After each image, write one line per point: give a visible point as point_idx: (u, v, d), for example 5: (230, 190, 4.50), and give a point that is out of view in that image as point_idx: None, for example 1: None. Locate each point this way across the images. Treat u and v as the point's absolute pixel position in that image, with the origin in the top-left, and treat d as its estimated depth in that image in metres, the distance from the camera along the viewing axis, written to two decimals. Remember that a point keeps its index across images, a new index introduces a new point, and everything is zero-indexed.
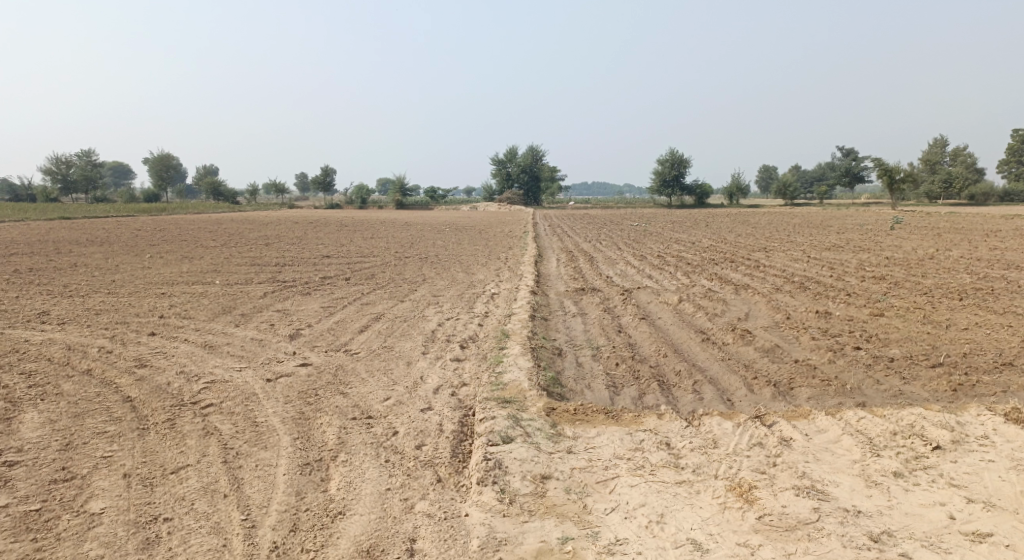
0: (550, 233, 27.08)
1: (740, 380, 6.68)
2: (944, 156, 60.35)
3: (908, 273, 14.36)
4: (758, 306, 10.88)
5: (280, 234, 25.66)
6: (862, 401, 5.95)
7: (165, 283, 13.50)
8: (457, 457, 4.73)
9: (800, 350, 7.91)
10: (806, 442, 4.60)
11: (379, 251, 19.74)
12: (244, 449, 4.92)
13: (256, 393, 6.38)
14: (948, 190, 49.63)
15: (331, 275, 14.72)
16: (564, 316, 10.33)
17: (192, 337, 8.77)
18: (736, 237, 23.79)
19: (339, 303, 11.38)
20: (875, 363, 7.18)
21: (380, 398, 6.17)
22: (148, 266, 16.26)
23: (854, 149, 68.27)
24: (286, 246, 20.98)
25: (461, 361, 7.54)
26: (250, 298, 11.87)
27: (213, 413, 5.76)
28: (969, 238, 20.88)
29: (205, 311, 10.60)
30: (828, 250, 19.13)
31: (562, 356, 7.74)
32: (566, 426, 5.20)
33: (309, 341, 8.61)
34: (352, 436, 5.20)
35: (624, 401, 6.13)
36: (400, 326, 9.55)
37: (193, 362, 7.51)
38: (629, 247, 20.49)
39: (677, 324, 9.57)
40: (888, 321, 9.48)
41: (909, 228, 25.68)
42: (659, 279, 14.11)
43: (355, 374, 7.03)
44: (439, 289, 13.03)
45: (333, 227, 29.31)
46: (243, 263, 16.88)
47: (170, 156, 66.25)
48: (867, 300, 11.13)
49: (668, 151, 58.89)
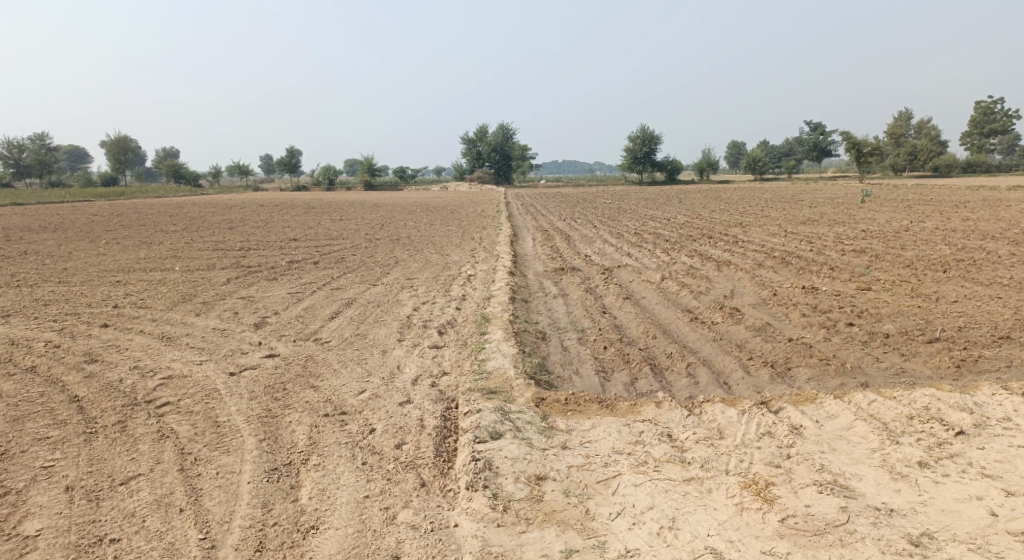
0: (523, 212, 26.55)
1: (735, 362, 6.37)
2: (908, 130, 61.08)
3: (887, 246, 14.23)
4: (742, 282, 10.60)
5: (245, 217, 24.75)
6: (865, 382, 5.69)
7: (121, 271, 12.74)
8: (442, 457, 4.33)
9: (793, 328, 7.63)
10: (818, 431, 4.30)
11: (348, 233, 19.07)
12: (204, 455, 4.42)
13: (218, 389, 5.85)
14: (912, 163, 50.21)
15: (299, 260, 14.08)
16: (545, 297, 9.94)
17: (148, 329, 8.15)
18: (711, 213, 23.57)
19: (308, 289, 10.81)
20: (871, 340, 6.94)
21: (354, 392, 5.70)
22: (104, 252, 15.40)
23: (821, 124, 68.88)
24: (251, 230, 20.17)
25: (440, 348, 7.08)
26: (213, 284, 11.23)
27: (170, 414, 5.23)
28: (939, 210, 20.96)
29: (164, 299, 9.94)
30: (804, 225, 18.97)
31: (547, 340, 7.35)
32: (558, 418, 4.81)
33: (277, 331, 8.07)
34: (325, 436, 4.73)
35: (616, 388, 5.76)
36: (373, 312, 9.04)
37: (149, 357, 6.92)
38: (605, 225, 20.12)
39: (662, 304, 9.23)
40: (876, 295, 9.27)
41: (879, 200, 25.75)
42: (639, 257, 13.78)
43: (326, 365, 6.54)
44: (413, 271, 12.51)
45: (301, 209, 28.45)
46: (205, 248, 16.10)
47: (128, 137, 63.61)
48: (851, 275, 10.94)
49: (638, 128, 58.55)
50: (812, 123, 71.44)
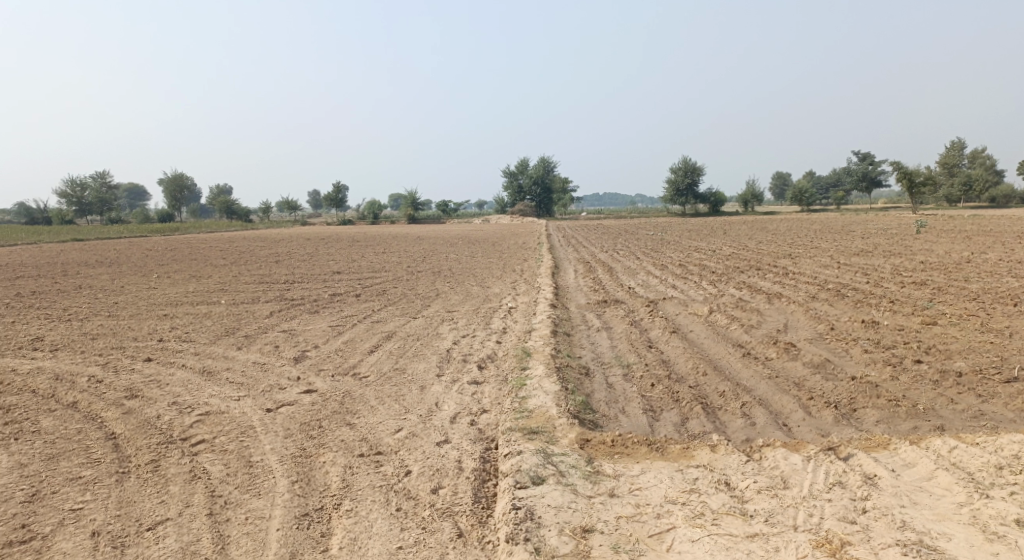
0: (564, 243, 26.36)
1: (795, 402, 5.95)
2: (961, 157, 59.02)
3: (949, 278, 13.49)
4: (796, 316, 10.10)
5: (291, 251, 25.20)
6: (941, 425, 5.21)
7: (169, 304, 12.95)
8: (481, 503, 4.07)
9: (854, 365, 7.14)
10: (895, 481, 3.88)
11: (390, 266, 19.16)
12: (234, 498, 4.26)
13: (254, 426, 5.73)
14: (968, 192, 48.40)
15: (341, 293, 14.11)
16: (588, 331, 9.64)
17: (190, 363, 8.16)
18: (758, 244, 22.95)
19: (349, 322, 10.76)
20: (943, 378, 6.41)
21: (390, 431, 5.49)
22: (154, 287, 15.76)
23: (869, 154, 67.22)
24: (296, 263, 20.46)
25: (479, 384, 6.84)
26: (256, 318, 11.29)
27: (204, 452, 5.11)
28: (1002, 240, 19.90)
29: (207, 333, 10.00)
30: (858, 256, 18.22)
31: (591, 376, 7.04)
32: (604, 462, 4.50)
33: (315, 365, 7.97)
34: (359, 478, 4.52)
35: (666, 430, 5.42)
36: (413, 346, 8.88)
37: (188, 391, 6.88)
38: (648, 257, 19.73)
39: (711, 338, 8.83)
40: (943, 330, 8.68)
41: (936, 231, 24.72)
42: (685, 289, 13.36)
43: (363, 402, 6.36)
44: (453, 304, 12.37)
45: (345, 243, 28.86)
46: (251, 281, 16.34)
47: (183, 175, 66.05)
48: (913, 308, 10.32)
49: (680, 159, 58.08)
50: (860, 153, 69.73)
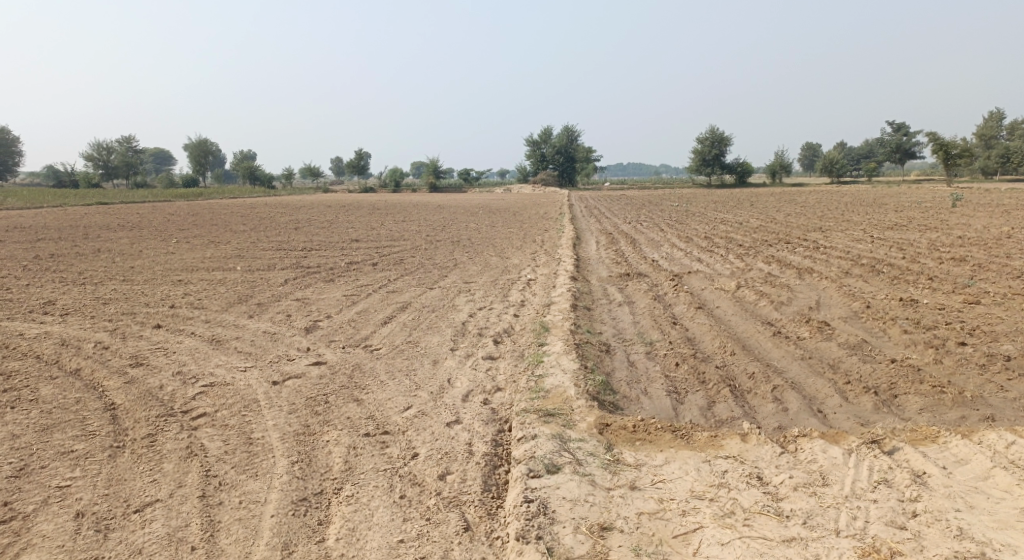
0: (587, 214, 25.86)
1: (830, 387, 5.55)
2: (1001, 129, 56.78)
3: (990, 254, 12.81)
4: (828, 293, 9.60)
5: (312, 218, 25.05)
6: (992, 415, 4.78)
7: (184, 270, 12.81)
8: (491, 493, 3.78)
9: (893, 347, 6.68)
10: (948, 480, 3.49)
11: (409, 235, 18.88)
12: (229, 480, 4.05)
13: (258, 400, 5.50)
14: (1005, 165, 46.64)
15: (357, 261, 13.86)
16: (609, 305, 9.26)
17: (199, 331, 7.96)
18: (786, 217, 22.19)
19: (363, 291, 10.50)
20: (991, 361, 5.94)
21: (399, 409, 5.22)
22: (172, 251, 15.65)
23: (903, 125, 65.13)
24: (315, 230, 20.27)
25: (495, 360, 6.54)
26: (270, 285, 11.10)
27: (204, 428, 4.91)
28: None
29: (219, 300, 9.80)
30: (891, 230, 17.52)
31: (612, 354, 6.70)
32: (624, 451, 4.17)
33: (326, 336, 7.72)
34: (363, 460, 4.27)
35: (691, 414, 5.07)
36: (427, 317, 8.60)
37: (195, 361, 6.68)
38: (673, 229, 19.20)
39: (738, 315, 8.41)
40: (987, 310, 8.14)
41: (972, 205, 23.79)
42: (710, 262, 12.89)
43: (373, 376, 6.11)
44: (471, 275, 12.05)
45: (365, 211, 28.61)
46: (269, 248, 16.17)
47: (208, 140, 66.04)
48: (954, 286, 9.76)
49: (707, 129, 56.75)
50: (893, 124, 67.51)
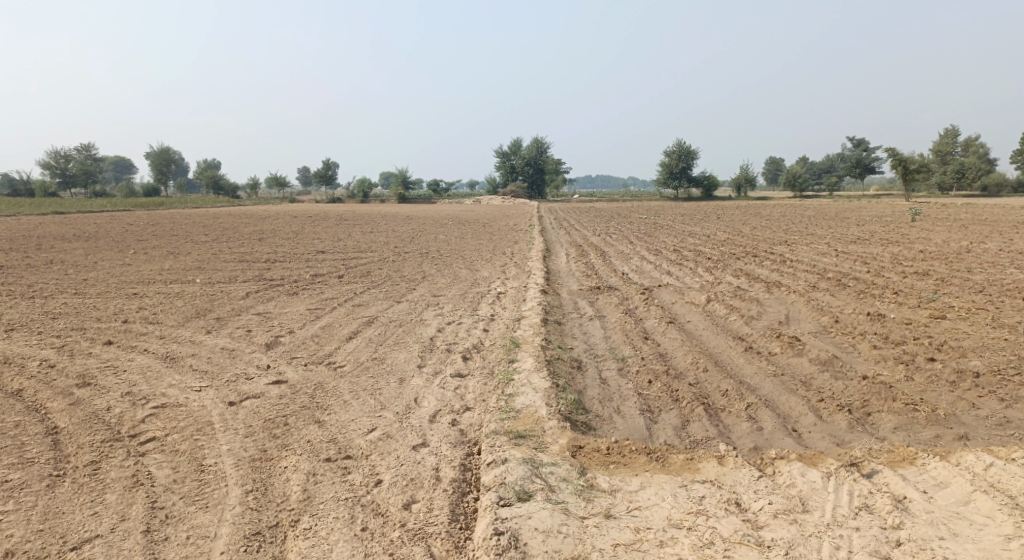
0: (557, 226, 25.82)
1: (803, 404, 5.48)
2: (954, 146, 58.70)
3: (951, 268, 13.04)
4: (797, 307, 9.63)
5: (277, 228, 24.50)
6: (966, 434, 4.75)
7: (140, 282, 12.32)
8: (460, 524, 3.59)
9: (864, 363, 6.66)
10: (929, 505, 3.41)
11: (376, 246, 18.56)
12: (176, 512, 3.80)
13: (212, 422, 5.21)
14: (959, 181, 48.11)
15: (323, 273, 13.52)
16: (580, 320, 9.13)
17: (153, 347, 7.59)
18: (752, 230, 22.43)
19: (328, 305, 10.19)
20: (961, 377, 5.95)
21: (362, 431, 4.98)
22: (129, 263, 15.09)
23: (862, 141, 66.89)
24: (280, 241, 19.79)
25: (463, 378, 6.34)
26: (230, 299, 10.71)
27: (152, 454, 4.61)
28: (999, 230, 19.53)
29: (176, 315, 9.40)
30: (855, 244, 17.78)
31: (583, 370, 6.56)
32: (599, 475, 4.01)
33: (288, 352, 7.42)
34: (323, 488, 4.03)
35: (665, 435, 4.93)
36: (394, 332, 8.35)
37: (146, 380, 6.32)
38: (642, 242, 19.22)
39: (709, 330, 8.34)
40: (953, 324, 8.22)
41: (931, 219, 24.37)
42: (680, 275, 12.88)
43: (336, 396, 5.85)
44: (440, 288, 11.82)
45: (333, 221, 28.13)
46: (231, 259, 15.69)
47: (170, 148, 64.53)
48: (919, 300, 9.87)
49: (674, 143, 57.47)
50: (853, 140, 69.27)
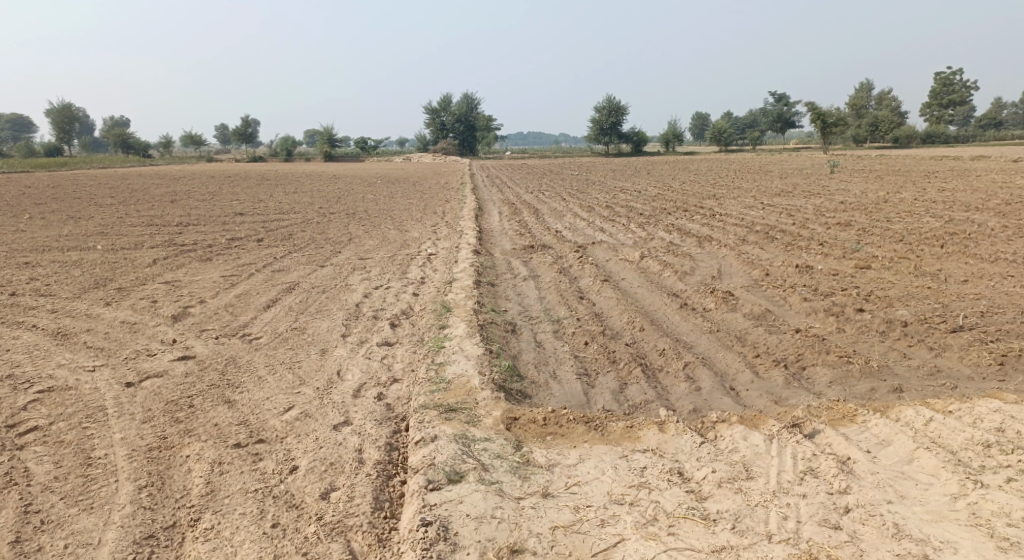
0: (489, 184, 25.32)
1: (740, 361, 5.38)
2: (868, 100, 61.00)
3: (871, 219, 13.39)
4: (728, 261, 9.62)
5: (193, 190, 23.01)
6: (900, 386, 4.75)
7: (33, 251, 11.19)
8: (384, 514, 3.27)
9: (796, 317, 6.65)
10: (874, 467, 3.32)
11: (301, 207, 17.66)
12: (54, 517, 3.31)
13: (106, 406, 4.64)
14: (873, 134, 50.08)
15: (241, 237, 12.68)
16: (514, 280, 8.84)
17: (43, 323, 6.83)
18: (682, 185, 22.60)
19: (245, 271, 9.51)
20: (890, 328, 5.99)
21: (278, 411, 4.54)
22: (23, 229, 13.75)
23: (784, 96, 68.63)
24: (196, 204, 18.57)
25: (391, 347, 5.95)
26: (136, 267, 9.85)
27: (31, 447, 4.03)
28: (911, 180, 20.32)
29: (72, 286, 8.54)
30: (780, 196, 18.13)
31: (518, 334, 6.28)
32: (535, 450, 3.76)
33: (199, 324, 6.81)
34: (229, 479, 3.61)
35: (603, 400, 4.72)
36: (317, 299, 7.83)
37: (31, 361, 5.60)
38: (575, 198, 19.04)
39: (644, 287, 8.20)
40: (878, 275, 8.35)
41: (849, 171, 25.18)
42: (613, 232, 12.74)
43: (250, 371, 5.36)
44: (368, 250, 11.25)
45: (254, 182, 26.63)
46: (140, 224, 14.51)
47: (72, 105, 59.34)
48: (844, 251, 10.03)
49: (605, 98, 57.34)
50: (776, 95, 71.00)
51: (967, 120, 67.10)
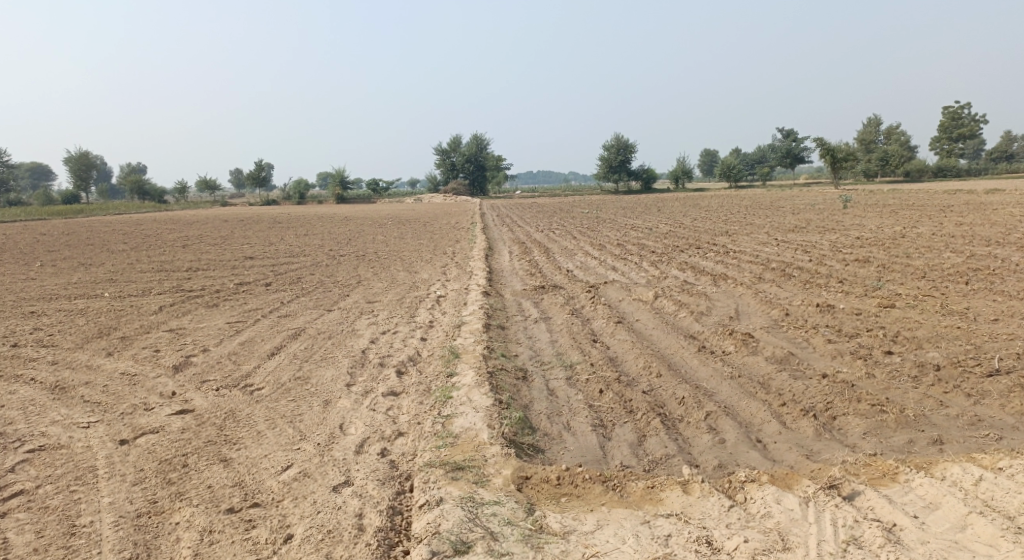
0: (500, 223, 25.29)
1: (765, 409, 5.09)
2: (877, 134, 61.14)
3: (890, 254, 13.11)
4: (746, 300, 9.34)
5: (204, 234, 23.12)
6: (940, 438, 4.44)
7: (41, 299, 11.10)
8: None
9: (821, 360, 6.35)
10: (924, 537, 3.05)
11: (311, 250, 17.60)
12: None
13: (96, 466, 4.40)
14: (884, 168, 49.90)
15: (249, 281, 12.57)
16: (524, 322, 8.60)
17: (41, 375, 6.64)
18: (694, 221, 22.41)
19: (251, 317, 9.33)
20: (922, 371, 5.69)
21: (275, 470, 4.28)
22: (32, 277, 13.72)
23: (792, 132, 68.95)
24: (206, 248, 18.57)
25: (396, 397, 5.69)
26: (142, 314, 9.70)
27: (13, 514, 3.79)
28: (927, 215, 20.02)
29: (76, 335, 8.38)
30: (794, 232, 17.88)
31: (530, 381, 6.00)
32: (550, 514, 3.48)
33: (200, 374, 6.59)
34: (220, 550, 3.36)
35: (621, 454, 4.43)
36: (323, 346, 7.61)
37: (23, 418, 5.39)
38: (586, 236, 18.88)
39: (659, 329, 7.91)
40: (903, 314, 8.03)
41: (862, 206, 24.91)
42: (626, 271, 12.51)
43: (249, 425, 5.11)
44: (376, 293, 11.07)
45: (265, 225, 26.78)
46: (150, 270, 14.45)
47: (90, 154, 60.41)
48: (865, 288, 9.72)
49: (613, 137, 57.78)
50: (784, 131, 71.26)
51: (978, 153, 66.94)
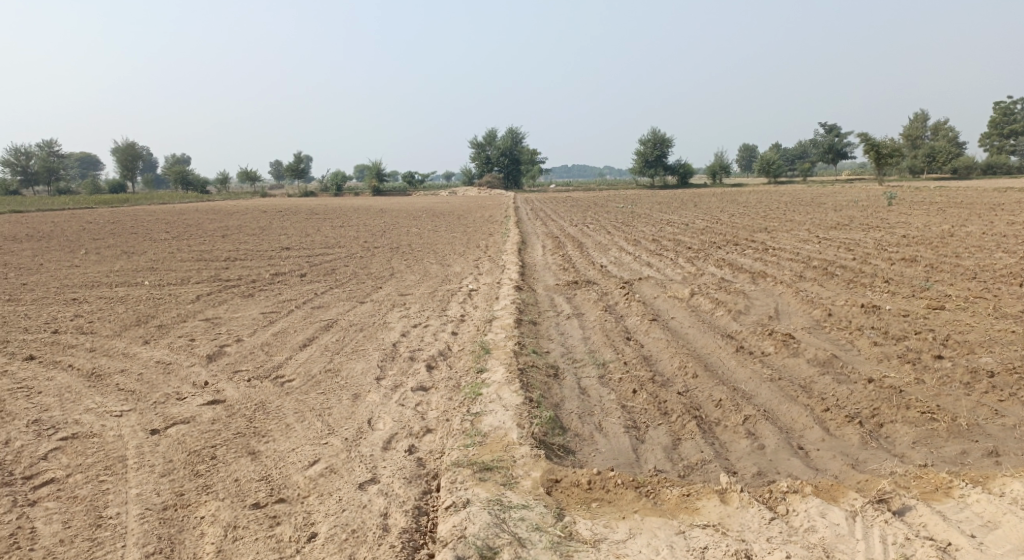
0: (533, 217, 25.17)
1: (807, 414, 4.87)
2: (925, 129, 59.14)
3: (938, 254, 12.59)
4: (786, 299, 9.04)
5: (243, 224, 23.49)
6: (996, 450, 4.18)
7: (83, 287, 11.35)
8: None
9: (867, 363, 6.07)
10: None
11: (345, 241, 17.72)
12: None
13: (126, 455, 4.41)
14: (931, 164, 48.23)
15: (284, 272, 12.67)
16: (557, 318, 8.46)
17: (79, 362, 6.75)
18: (731, 217, 21.96)
19: (285, 308, 9.38)
20: (976, 377, 5.38)
21: (302, 465, 4.23)
22: (77, 265, 14.07)
23: (835, 127, 67.11)
24: (244, 238, 18.84)
25: (425, 392, 5.62)
26: (179, 303, 9.83)
27: (44, 503, 3.81)
28: (977, 213, 19.26)
29: (114, 323, 8.52)
30: (836, 229, 17.35)
31: (561, 379, 5.87)
32: (580, 521, 3.36)
33: (232, 365, 6.62)
34: (244, 547, 3.32)
35: (655, 459, 4.27)
36: (353, 339, 7.59)
37: (60, 405, 5.47)
38: (620, 231, 18.64)
39: (695, 328, 7.69)
40: (953, 316, 7.66)
41: (909, 203, 24.07)
42: (661, 267, 12.27)
43: (278, 418, 5.09)
44: (408, 286, 11.05)
45: (302, 216, 27.12)
46: (189, 259, 14.70)
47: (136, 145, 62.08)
48: (912, 289, 9.32)
49: (650, 131, 57.04)
50: (826, 125, 69.43)
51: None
